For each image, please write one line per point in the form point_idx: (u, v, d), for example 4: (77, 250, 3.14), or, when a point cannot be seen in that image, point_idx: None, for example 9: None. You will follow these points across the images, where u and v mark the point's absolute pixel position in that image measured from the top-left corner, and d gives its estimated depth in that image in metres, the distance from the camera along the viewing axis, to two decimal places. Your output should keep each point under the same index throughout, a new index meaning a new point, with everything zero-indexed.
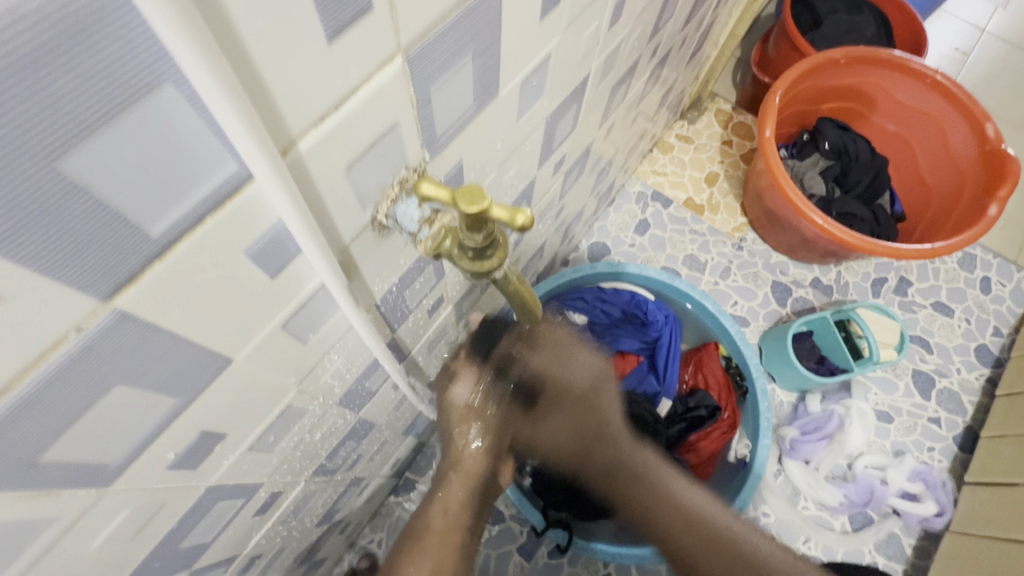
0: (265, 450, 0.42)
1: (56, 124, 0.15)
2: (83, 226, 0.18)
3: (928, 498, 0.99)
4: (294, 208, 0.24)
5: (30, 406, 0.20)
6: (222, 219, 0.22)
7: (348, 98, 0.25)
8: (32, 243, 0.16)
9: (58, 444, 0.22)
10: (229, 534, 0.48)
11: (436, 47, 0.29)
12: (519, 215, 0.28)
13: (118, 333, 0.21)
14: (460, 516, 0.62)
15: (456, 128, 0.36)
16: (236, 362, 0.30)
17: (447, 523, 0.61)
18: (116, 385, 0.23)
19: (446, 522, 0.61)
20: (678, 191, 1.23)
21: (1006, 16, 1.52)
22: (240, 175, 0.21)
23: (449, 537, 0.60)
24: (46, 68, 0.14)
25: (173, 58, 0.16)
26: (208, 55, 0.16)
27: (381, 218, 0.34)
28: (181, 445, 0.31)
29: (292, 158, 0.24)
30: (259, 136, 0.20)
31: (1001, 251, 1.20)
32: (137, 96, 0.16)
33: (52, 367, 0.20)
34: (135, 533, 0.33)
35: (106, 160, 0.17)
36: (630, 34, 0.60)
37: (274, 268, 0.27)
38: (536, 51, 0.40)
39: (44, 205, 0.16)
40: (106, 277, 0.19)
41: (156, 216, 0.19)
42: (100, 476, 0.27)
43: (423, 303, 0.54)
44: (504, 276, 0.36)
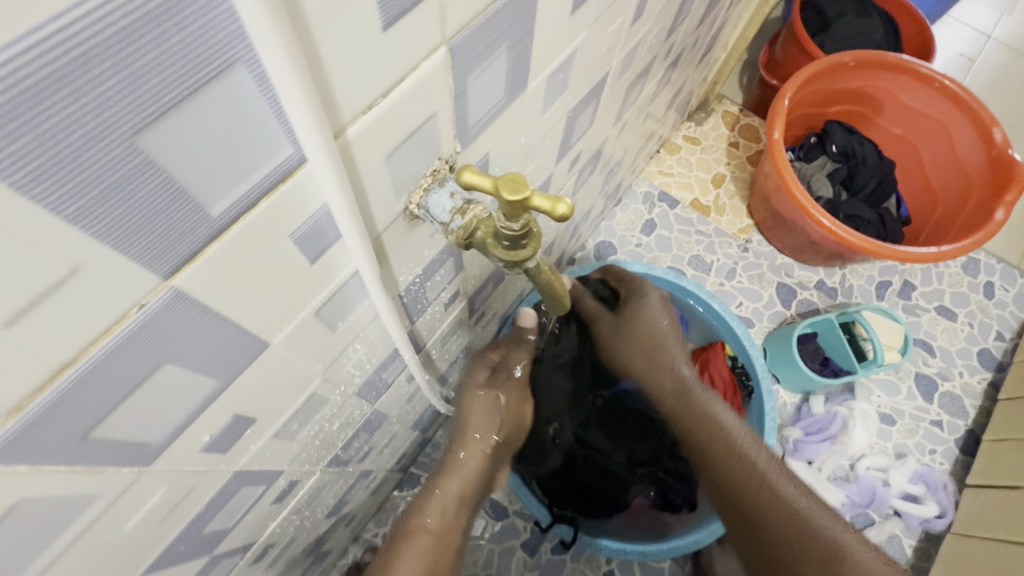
0: (288, 438, 0.43)
1: (141, 101, 0.15)
2: (153, 204, 0.18)
3: (930, 500, 1.00)
4: (343, 195, 0.25)
5: (90, 380, 0.20)
6: (273, 203, 0.22)
7: (396, 86, 0.25)
8: (106, 220, 0.17)
9: (109, 420, 0.23)
10: (248, 521, 0.48)
11: (476, 37, 0.29)
12: (559, 205, 0.28)
13: (173, 311, 0.22)
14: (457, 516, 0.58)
15: (487, 120, 0.37)
16: (272, 346, 0.31)
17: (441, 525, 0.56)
18: (166, 364, 0.24)
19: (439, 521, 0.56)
20: (685, 192, 1.24)
21: (1012, 23, 1.53)
22: (293, 158, 0.22)
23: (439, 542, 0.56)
24: (138, 42, 0.14)
25: (249, 39, 0.17)
26: (283, 34, 0.17)
27: (413, 208, 0.35)
28: (215, 428, 0.31)
29: (341, 144, 0.25)
30: (316, 116, 0.20)
31: (1004, 256, 1.21)
32: (212, 77, 0.17)
33: (112, 343, 0.20)
34: (166, 516, 0.34)
35: (180, 138, 0.17)
36: (648, 32, 0.61)
37: (314, 254, 0.28)
38: (563, 46, 0.41)
39: (122, 180, 0.16)
40: (167, 256, 0.20)
41: (219, 195, 0.20)
42: (143, 455, 0.27)
43: (441, 296, 0.54)
44: (536, 266, 0.36)
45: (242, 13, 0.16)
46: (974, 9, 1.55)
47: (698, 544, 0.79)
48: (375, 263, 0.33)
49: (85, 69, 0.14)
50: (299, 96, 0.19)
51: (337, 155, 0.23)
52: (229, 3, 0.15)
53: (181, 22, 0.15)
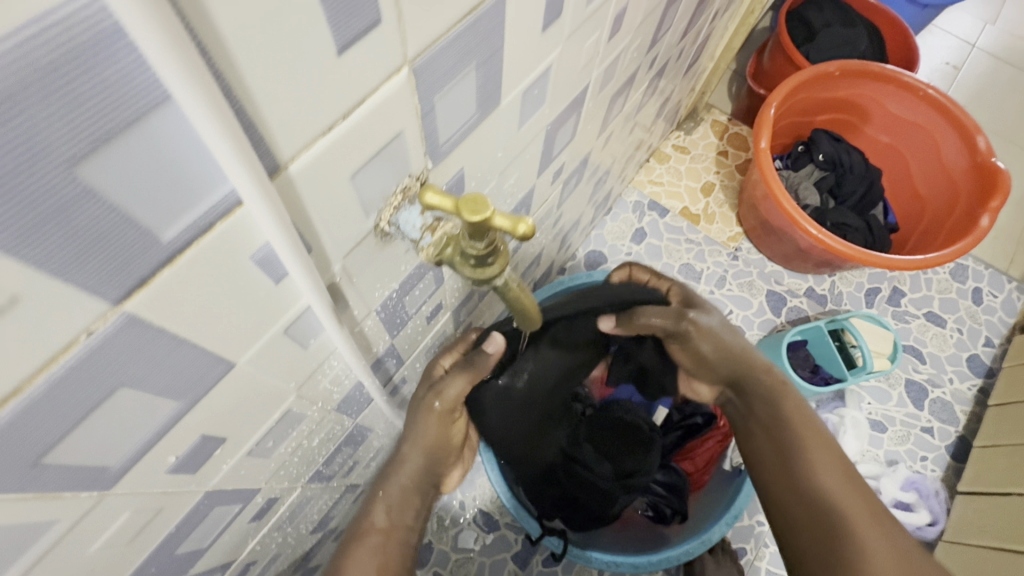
0: (264, 455, 0.42)
1: (74, 131, 0.15)
2: (95, 233, 0.18)
3: (922, 507, 0.99)
4: (282, 233, 0.25)
5: (37, 407, 0.20)
6: (227, 229, 0.22)
7: (355, 108, 0.25)
8: (50, 248, 0.17)
9: (61, 446, 0.23)
10: (226, 539, 0.48)
11: (442, 56, 0.29)
12: (520, 225, 0.29)
13: (126, 336, 0.22)
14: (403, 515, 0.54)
15: (458, 137, 0.37)
16: (238, 366, 0.31)
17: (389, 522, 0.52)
18: (121, 388, 0.23)
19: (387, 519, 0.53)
20: (675, 201, 1.25)
21: (996, 33, 1.55)
22: (229, 199, 0.21)
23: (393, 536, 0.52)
24: (68, 75, 0.14)
25: (163, 84, 0.16)
26: (199, 75, 0.16)
27: (383, 225, 0.35)
28: (182, 448, 0.31)
29: (280, 182, 0.25)
30: (242, 150, 0.19)
31: (992, 262, 1.22)
32: (143, 111, 0.16)
33: (60, 369, 0.20)
34: (133, 537, 0.33)
35: (119, 167, 0.17)
36: (629, 46, 0.61)
37: (278, 274, 0.28)
38: (538, 61, 0.41)
39: (58, 209, 0.16)
40: (116, 280, 0.20)
41: (167, 221, 0.20)
42: (101, 479, 0.27)
43: (422, 310, 0.54)
44: (505, 283, 0.36)
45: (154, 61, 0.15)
46: (958, 18, 1.58)
47: (689, 556, 0.81)
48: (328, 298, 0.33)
49: (13, 103, 0.14)
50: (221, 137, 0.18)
51: (274, 193, 0.23)
52: (136, 50, 0.15)
53: (116, 54, 0.15)
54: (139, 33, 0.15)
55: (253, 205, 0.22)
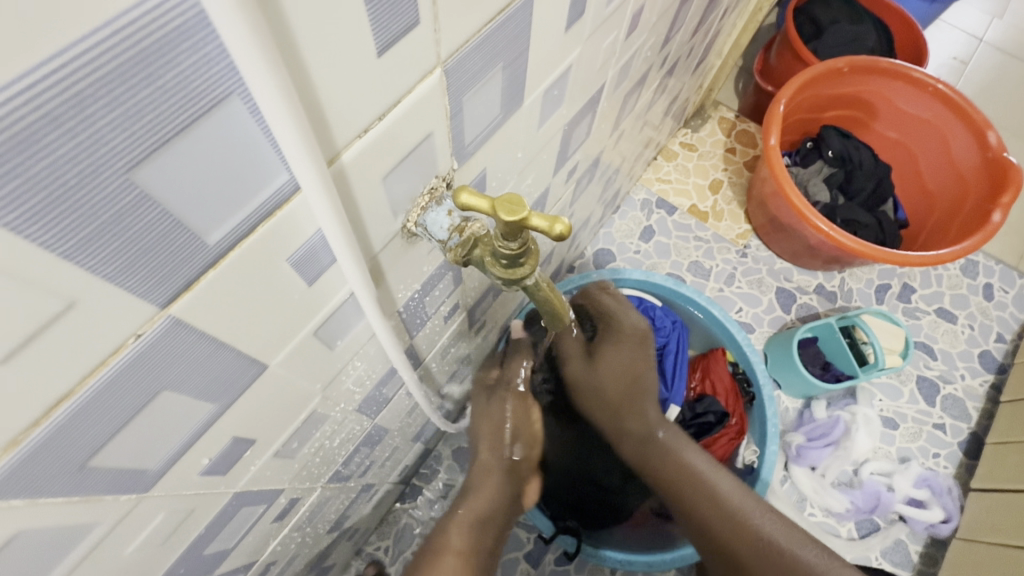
0: (288, 456, 0.43)
1: (136, 135, 0.15)
2: (147, 238, 0.18)
3: (935, 505, 0.99)
4: (337, 223, 0.25)
5: (87, 410, 0.20)
6: (268, 230, 0.22)
7: (390, 111, 0.25)
8: (103, 254, 0.17)
9: (106, 450, 0.23)
10: (249, 540, 0.48)
11: (472, 57, 0.29)
12: (557, 224, 0.28)
13: (171, 339, 0.22)
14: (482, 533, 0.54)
15: (483, 137, 0.37)
16: (270, 369, 0.31)
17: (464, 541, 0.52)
18: (163, 391, 0.23)
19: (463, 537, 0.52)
20: (683, 199, 1.24)
21: (1004, 27, 1.54)
22: (288, 185, 0.22)
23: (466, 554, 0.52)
24: (135, 79, 0.14)
25: (241, 72, 0.17)
26: (257, 75, 0.16)
27: (411, 226, 0.35)
28: (214, 450, 0.31)
29: (336, 168, 0.25)
30: (308, 145, 0.20)
31: (1002, 258, 1.21)
32: (199, 113, 0.17)
33: (110, 372, 0.20)
34: (165, 539, 0.33)
35: (174, 171, 0.17)
36: (642, 44, 0.61)
37: (311, 276, 0.28)
38: (559, 61, 0.41)
39: (115, 214, 0.16)
40: (164, 285, 0.20)
41: (214, 225, 0.20)
42: (140, 482, 0.27)
43: (440, 310, 0.54)
44: (535, 283, 0.36)
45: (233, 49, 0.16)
46: (966, 12, 1.57)
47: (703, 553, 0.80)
48: (372, 286, 0.33)
49: (80, 108, 0.14)
50: (289, 127, 0.19)
51: (331, 183, 0.23)
52: (220, 38, 0.16)
53: (177, 58, 0.15)
54: (226, 25, 0.15)
55: (312, 193, 0.22)
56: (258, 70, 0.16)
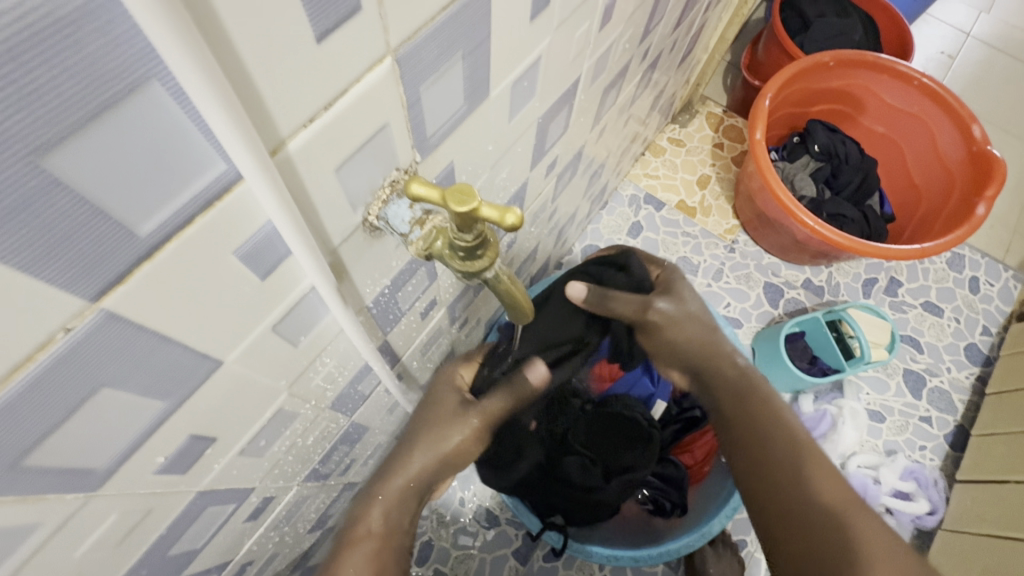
0: (257, 454, 0.42)
1: (41, 121, 0.15)
2: (67, 227, 0.17)
3: (921, 497, 0.99)
4: (285, 210, 0.24)
5: (14, 408, 0.20)
6: (209, 221, 0.22)
7: (338, 100, 0.25)
8: (16, 247, 0.16)
9: (42, 448, 0.22)
10: (221, 540, 0.47)
11: (426, 47, 0.29)
12: (508, 215, 0.28)
13: (106, 334, 0.21)
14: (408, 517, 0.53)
15: (447, 129, 0.36)
16: (226, 365, 0.30)
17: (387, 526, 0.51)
18: (102, 388, 0.23)
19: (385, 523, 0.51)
20: (670, 194, 1.24)
21: (990, 21, 1.55)
22: (229, 174, 0.21)
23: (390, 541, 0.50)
24: (35, 61, 0.14)
25: (162, 56, 0.16)
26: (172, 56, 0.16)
27: (372, 219, 0.34)
28: (170, 449, 0.30)
29: (281, 158, 0.24)
30: (241, 130, 0.19)
31: (988, 251, 1.22)
32: (116, 97, 0.16)
33: (38, 368, 0.20)
34: (122, 539, 0.33)
35: (92, 159, 0.17)
36: (620, 37, 0.61)
37: (264, 270, 0.27)
38: (527, 53, 0.41)
39: (27, 203, 0.16)
40: (91, 277, 0.19)
41: (145, 215, 0.19)
42: (88, 481, 0.26)
43: (416, 306, 0.54)
44: (496, 276, 0.36)
45: (149, 30, 0.15)
46: (953, 7, 1.57)
47: (689, 548, 0.83)
48: (333, 278, 0.32)
49: None
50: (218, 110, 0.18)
51: (275, 173, 0.23)
52: (134, 19, 0.15)
53: (79, 39, 0.14)
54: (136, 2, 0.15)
55: (256, 181, 0.22)
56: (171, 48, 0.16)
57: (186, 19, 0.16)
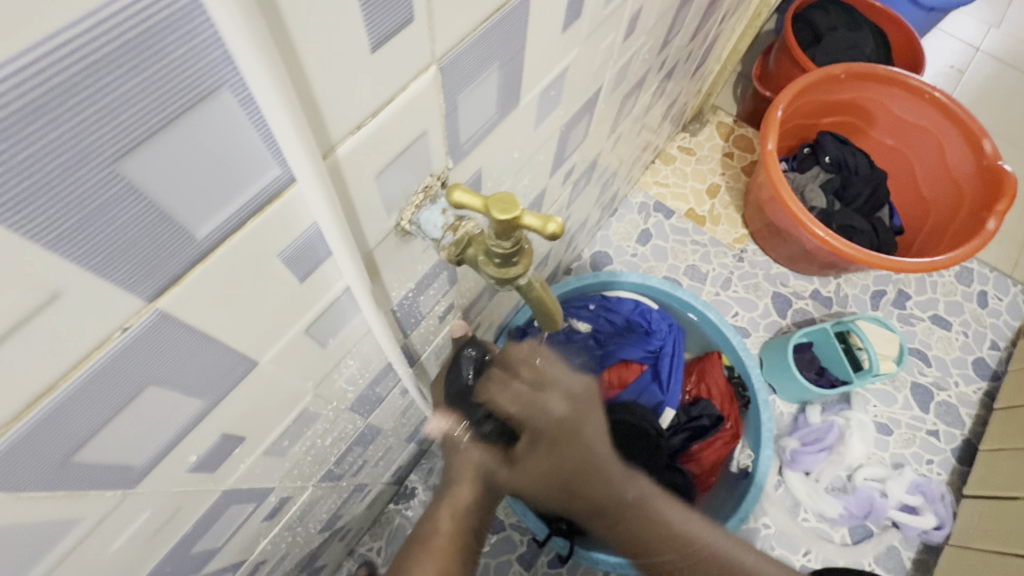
0: (279, 454, 0.42)
1: (120, 124, 0.15)
2: (134, 228, 0.18)
3: (928, 511, 0.99)
4: (332, 214, 0.25)
5: (71, 403, 0.20)
6: (260, 224, 0.22)
7: (385, 106, 0.25)
8: (87, 245, 0.17)
9: (91, 445, 0.23)
10: (239, 539, 0.48)
11: (467, 55, 0.29)
12: (549, 224, 0.29)
13: (160, 333, 0.22)
14: (466, 520, 0.62)
15: (479, 136, 0.37)
16: (260, 365, 0.31)
17: (452, 530, 0.60)
18: (149, 385, 0.23)
19: (450, 527, 0.60)
20: (680, 202, 1.24)
21: (1001, 36, 1.55)
22: (282, 178, 0.22)
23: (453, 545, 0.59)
24: (121, 68, 0.14)
25: (236, 63, 0.17)
26: (245, 61, 0.16)
27: (404, 224, 0.34)
28: (203, 447, 0.31)
29: (330, 163, 0.25)
30: (303, 136, 0.20)
31: (998, 265, 1.22)
32: (192, 102, 0.17)
33: (95, 366, 0.20)
34: (152, 536, 0.33)
35: (163, 162, 0.17)
36: (642, 46, 0.61)
37: (303, 272, 0.28)
38: (556, 62, 0.41)
39: (99, 205, 0.16)
40: (152, 278, 0.20)
41: (205, 218, 0.20)
42: (127, 477, 0.27)
43: (434, 309, 0.54)
44: (528, 282, 0.36)
45: (230, 38, 0.16)
46: (963, 22, 1.58)
47: None
48: (367, 280, 0.33)
49: (66, 96, 0.14)
50: (284, 116, 0.19)
51: (326, 176, 0.23)
52: (214, 29, 0.16)
53: (163, 48, 0.15)
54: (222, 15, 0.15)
55: (308, 184, 0.22)
56: (244, 56, 0.16)
57: (263, 26, 0.16)
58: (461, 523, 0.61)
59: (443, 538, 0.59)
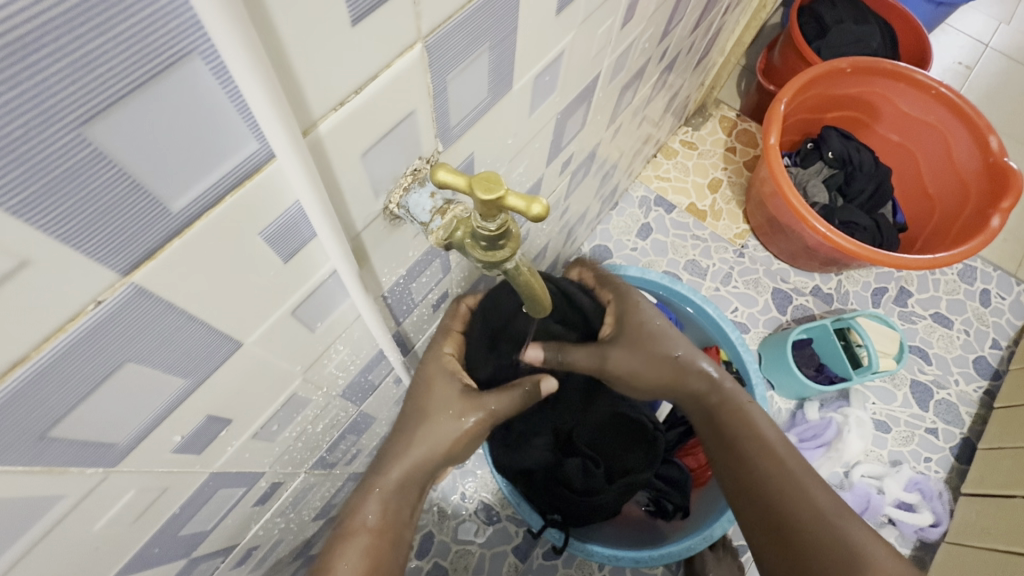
0: (268, 439, 0.42)
1: (87, 88, 0.15)
2: (104, 196, 0.17)
3: (925, 508, 0.99)
4: (314, 191, 0.25)
5: (44, 377, 0.20)
6: (239, 200, 0.22)
7: (368, 84, 0.25)
8: (54, 213, 0.17)
9: (69, 420, 0.22)
10: (229, 523, 0.48)
11: (455, 35, 0.29)
12: (534, 205, 0.28)
13: (135, 309, 0.21)
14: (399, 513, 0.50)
15: (469, 120, 0.36)
16: (245, 347, 0.30)
17: (382, 522, 0.49)
18: (128, 362, 0.23)
19: (379, 519, 0.49)
20: (681, 197, 1.24)
21: (1010, 32, 1.53)
22: (261, 153, 0.21)
23: (380, 541, 0.48)
24: (86, 30, 0.14)
25: (207, 29, 0.16)
26: (215, 25, 0.16)
27: (393, 207, 0.34)
28: (187, 428, 0.31)
29: (312, 139, 0.24)
30: (280, 109, 0.19)
31: (1001, 264, 1.21)
32: (163, 68, 0.16)
33: (68, 340, 0.20)
34: (138, 516, 0.33)
35: (136, 130, 0.17)
36: (641, 34, 0.61)
37: (287, 252, 0.27)
38: (550, 47, 0.41)
39: (68, 170, 0.16)
40: (125, 250, 0.19)
41: (180, 191, 0.19)
42: (108, 455, 0.27)
43: (427, 298, 0.54)
44: (516, 267, 0.36)
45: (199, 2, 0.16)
46: (971, 17, 1.56)
47: (690, 551, 0.80)
48: (350, 267, 0.32)
49: (26, 56, 0.13)
50: (260, 87, 0.18)
51: (307, 153, 0.23)
52: None
53: (128, 11, 0.15)
54: None
55: (288, 160, 0.22)
56: (212, 22, 0.16)
57: None
58: (396, 515, 0.50)
59: (370, 532, 0.48)
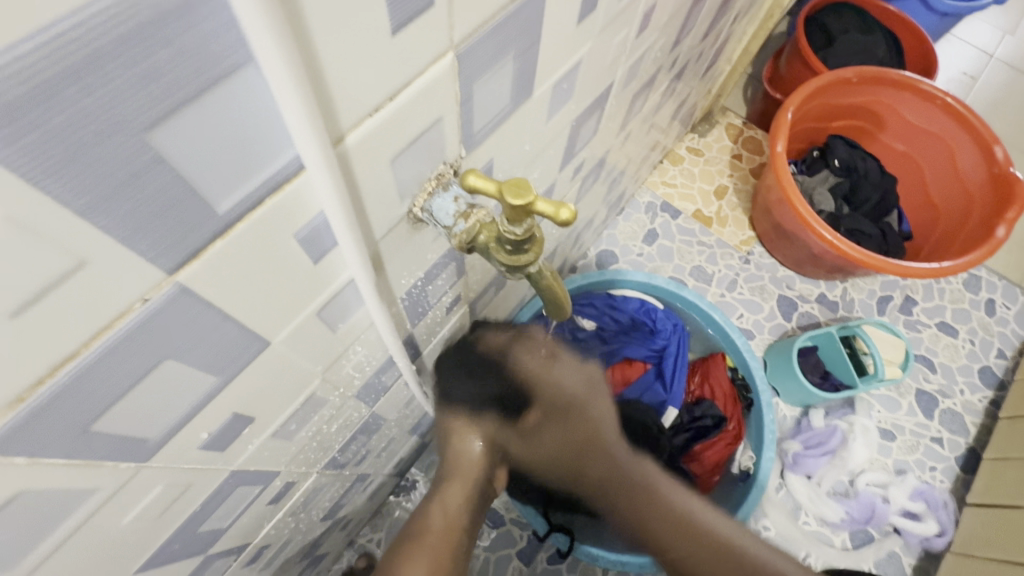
0: (286, 438, 0.43)
1: (152, 97, 0.16)
2: (157, 200, 0.18)
3: (930, 517, 0.99)
4: (339, 204, 0.25)
5: (89, 371, 0.20)
6: (277, 204, 0.23)
7: (402, 91, 0.26)
8: (114, 214, 0.17)
9: (109, 415, 0.23)
10: (244, 521, 0.48)
11: (484, 45, 0.29)
12: (562, 210, 0.29)
13: (178, 307, 0.22)
14: (459, 516, 0.61)
15: (491, 126, 0.37)
16: (272, 346, 0.31)
17: (446, 525, 0.59)
18: (166, 359, 0.24)
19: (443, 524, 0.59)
20: (688, 203, 1.24)
21: (1015, 43, 1.54)
22: (295, 163, 0.22)
23: (448, 540, 0.59)
24: (153, 43, 0.15)
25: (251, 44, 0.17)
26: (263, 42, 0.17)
27: (417, 211, 0.35)
28: (214, 425, 0.31)
29: (339, 151, 0.25)
30: (315, 123, 0.20)
31: (1006, 274, 1.21)
32: (217, 79, 0.17)
33: (115, 336, 0.20)
34: (161, 512, 0.33)
35: (190, 136, 0.18)
36: (654, 44, 0.61)
37: (317, 254, 0.28)
38: (569, 55, 0.41)
39: (128, 173, 0.17)
40: (173, 251, 0.20)
41: (226, 194, 0.20)
42: (140, 451, 0.27)
43: (442, 301, 0.54)
44: (538, 271, 0.37)
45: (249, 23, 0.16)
46: (977, 28, 1.57)
47: None
48: (372, 272, 0.33)
49: (99, 66, 0.14)
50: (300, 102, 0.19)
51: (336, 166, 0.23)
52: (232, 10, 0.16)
53: (186, 26, 0.15)
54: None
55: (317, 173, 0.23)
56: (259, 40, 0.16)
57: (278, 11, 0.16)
58: (457, 517, 0.60)
59: (437, 535, 0.58)
